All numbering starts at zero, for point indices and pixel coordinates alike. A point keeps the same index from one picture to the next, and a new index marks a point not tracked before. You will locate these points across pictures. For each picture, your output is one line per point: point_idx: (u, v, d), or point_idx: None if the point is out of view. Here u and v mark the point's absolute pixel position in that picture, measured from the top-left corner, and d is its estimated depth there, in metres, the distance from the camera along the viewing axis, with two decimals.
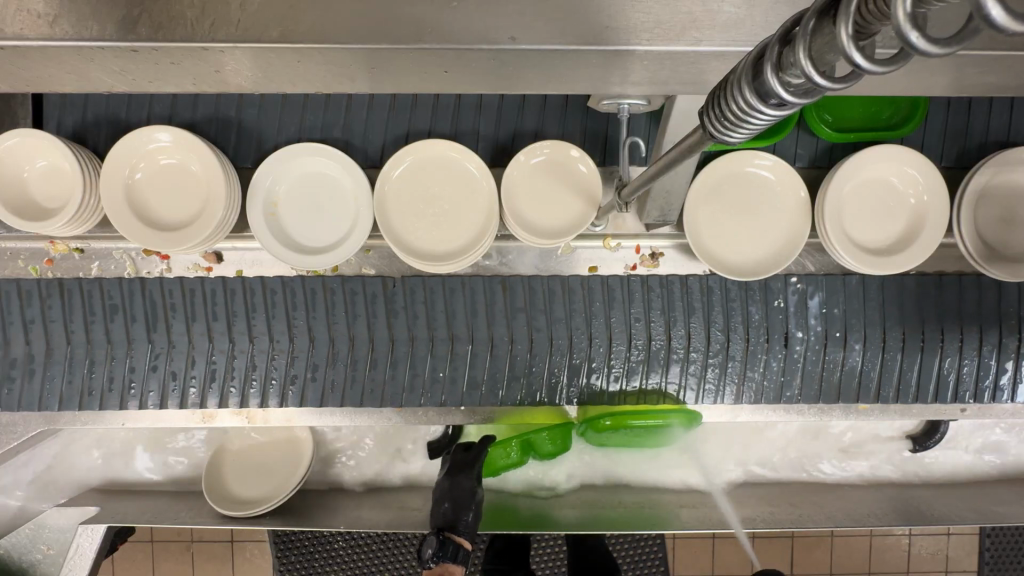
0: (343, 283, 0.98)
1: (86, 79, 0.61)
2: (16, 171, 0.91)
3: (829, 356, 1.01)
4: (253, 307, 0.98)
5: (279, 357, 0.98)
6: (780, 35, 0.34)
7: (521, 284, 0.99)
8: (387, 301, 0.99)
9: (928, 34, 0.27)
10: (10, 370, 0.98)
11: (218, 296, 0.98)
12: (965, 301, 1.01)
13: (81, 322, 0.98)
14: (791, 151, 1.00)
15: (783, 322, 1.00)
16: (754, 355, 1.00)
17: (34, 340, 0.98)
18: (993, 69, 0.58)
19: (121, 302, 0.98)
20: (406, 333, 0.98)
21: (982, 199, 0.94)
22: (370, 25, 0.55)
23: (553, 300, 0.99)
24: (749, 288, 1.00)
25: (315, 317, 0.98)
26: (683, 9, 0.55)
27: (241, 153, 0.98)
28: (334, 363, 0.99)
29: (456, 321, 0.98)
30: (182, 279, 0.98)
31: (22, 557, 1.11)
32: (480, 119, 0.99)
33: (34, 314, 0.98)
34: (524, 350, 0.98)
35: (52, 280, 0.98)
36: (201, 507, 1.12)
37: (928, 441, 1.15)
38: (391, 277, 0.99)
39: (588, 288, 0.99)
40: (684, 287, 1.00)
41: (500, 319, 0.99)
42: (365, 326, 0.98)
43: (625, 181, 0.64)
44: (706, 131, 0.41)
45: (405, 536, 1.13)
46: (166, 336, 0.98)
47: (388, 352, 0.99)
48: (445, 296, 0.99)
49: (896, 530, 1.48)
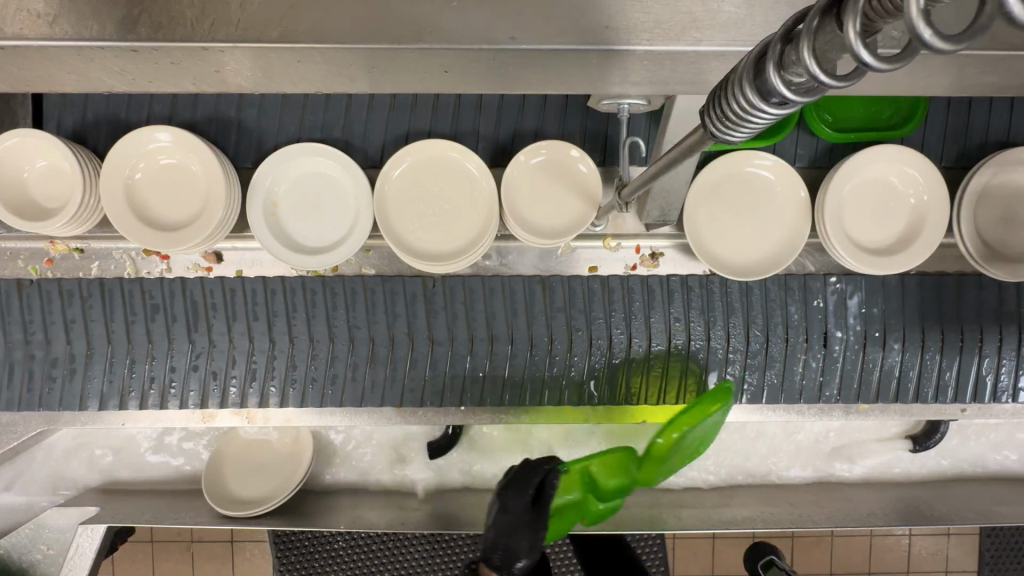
0: (383, 283, 0.99)
1: (86, 79, 0.61)
2: (16, 171, 0.92)
3: (869, 357, 1.01)
4: (295, 308, 0.98)
5: (321, 358, 0.99)
6: (781, 34, 0.34)
7: (561, 284, 0.99)
8: (427, 301, 0.99)
9: (942, 32, 0.27)
10: (52, 369, 0.99)
11: (259, 296, 0.98)
12: (970, 302, 1.01)
13: (122, 321, 0.98)
14: (791, 151, 1.00)
15: (822, 321, 1.01)
16: (793, 355, 1.01)
17: (75, 340, 0.98)
18: (993, 69, 0.57)
19: (162, 302, 0.98)
20: (447, 334, 0.99)
21: (983, 199, 0.94)
22: (370, 25, 0.55)
23: (593, 299, 0.99)
24: (789, 285, 1.00)
25: (356, 317, 0.99)
26: (683, 9, 0.55)
27: (241, 153, 0.98)
28: (374, 363, 0.99)
29: (496, 321, 0.99)
30: (222, 279, 0.98)
31: (22, 558, 1.11)
32: (480, 119, 0.99)
33: (75, 313, 0.98)
34: (563, 349, 0.99)
35: (92, 280, 0.98)
36: (201, 507, 1.12)
37: (928, 441, 1.14)
38: (431, 277, 0.99)
39: (628, 287, 0.99)
40: (723, 287, 1.00)
41: (540, 319, 0.99)
42: (405, 326, 0.99)
43: (625, 181, 0.64)
44: (706, 131, 0.41)
45: (405, 536, 1.12)
46: (208, 335, 0.98)
47: (428, 352, 0.99)
48: (485, 295, 0.99)
49: (896, 530, 1.48)
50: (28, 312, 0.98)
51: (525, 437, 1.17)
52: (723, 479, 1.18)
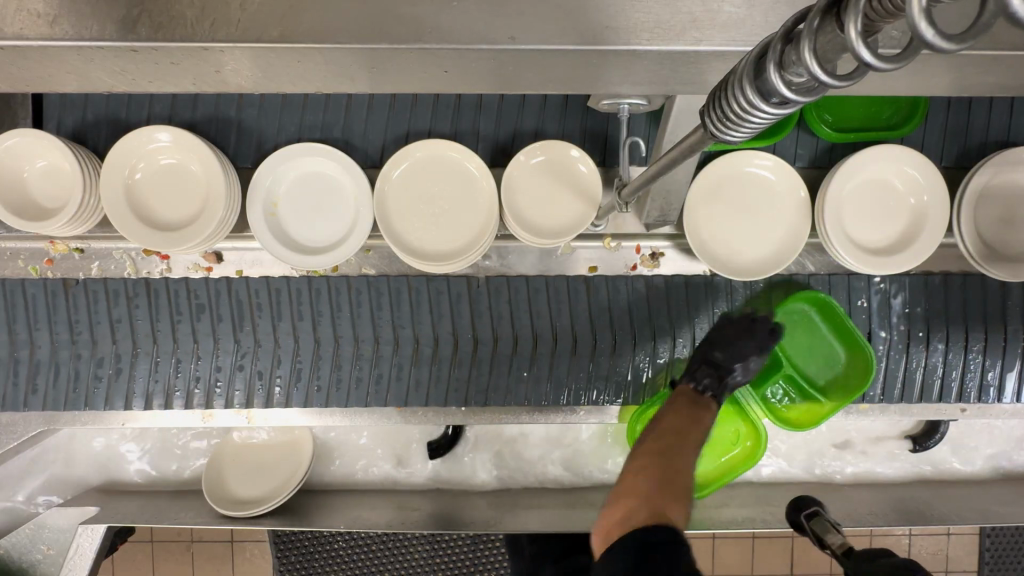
0: (427, 283, 0.98)
1: (86, 79, 0.61)
2: (16, 171, 0.91)
3: (911, 357, 1.01)
4: (339, 308, 0.98)
5: (365, 358, 0.99)
6: (782, 34, 0.34)
7: (605, 284, 0.99)
8: (472, 301, 0.99)
9: (944, 30, 0.27)
10: (98, 369, 0.98)
11: (304, 296, 0.98)
12: (970, 301, 1.01)
13: (168, 322, 0.98)
14: (791, 151, 1.00)
15: (866, 321, 1.01)
16: None
17: (120, 341, 0.98)
18: (993, 69, 0.57)
19: (208, 302, 0.97)
20: (491, 333, 0.98)
21: (984, 199, 0.94)
22: (370, 25, 0.55)
23: (637, 299, 0.99)
24: (834, 283, 1.01)
25: (400, 317, 0.98)
26: (683, 9, 0.55)
27: (241, 153, 0.98)
28: (418, 364, 0.99)
29: (541, 321, 0.98)
30: (268, 279, 0.98)
31: (22, 558, 1.11)
32: (480, 119, 0.99)
33: (121, 313, 0.97)
34: (608, 349, 0.99)
35: (139, 279, 0.97)
36: (201, 507, 1.12)
37: (928, 441, 1.14)
38: (476, 277, 0.99)
39: (672, 287, 1.00)
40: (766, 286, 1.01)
41: (583, 318, 0.99)
42: (449, 326, 0.98)
43: (625, 181, 0.64)
44: (706, 131, 0.41)
45: (405, 536, 1.12)
46: (254, 335, 0.98)
47: (473, 353, 0.99)
48: (530, 295, 0.99)
49: (896, 530, 1.48)
50: (73, 312, 0.97)
51: (527, 438, 1.16)
52: None
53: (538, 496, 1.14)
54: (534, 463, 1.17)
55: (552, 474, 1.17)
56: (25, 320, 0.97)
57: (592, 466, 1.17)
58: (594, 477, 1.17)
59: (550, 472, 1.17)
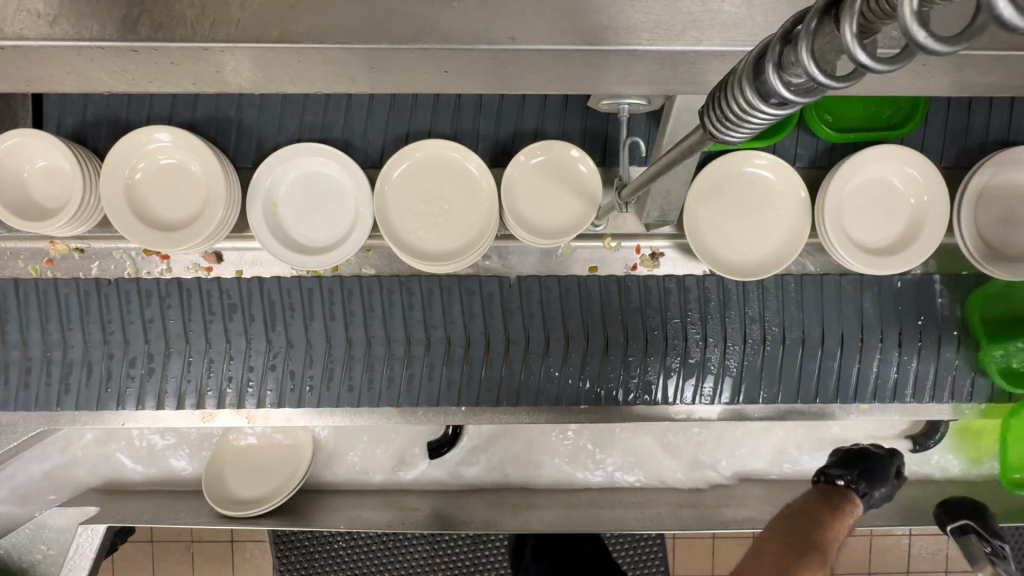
0: (459, 284, 0.98)
1: (86, 79, 0.61)
2: (16, 171, 0.91)
3: (942, 356, 1.01)
4: (371, 308, 0.98)
5: (396, 358, 0.99)
6: (780, 35, 0.34)
7: (637, 284, 0.99)
8: (504, 301, 0.99)
9: (938, 33, 0.27)
10: (130, 368, 0.98)
11: (335, 296, 0.98)
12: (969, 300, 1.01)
13: (200, 322, 0.98)
14: (790, 150, 1.01)
15: (898, 319, 1.00)
16: (869, 355, 1.01)
17: (153, 341, 0.98)
18: (992, 69, 0.57)
19: (240, 302, 0.97)
20: (523, 333, 0.99)
21: (983, 198, 0.94)
22: (369, 25, 0.55)
23: (669, 299, 0.99)
24: (866, 283, 1.00)
25: (432, 317, 0.98)
26: (683, 9, 0.55)
27: (241, 153, 0.98)
28: (450, 363, 0.99)
29: (573, 320, 0.99)
30: (299, 279, 0.98)
31: (22, 557, 1.12)
32: (480, 119, 0.99)
33: (153, 313, 0.97)
34: (639, 349, 0.99)
35: (171, 280, 0.97)
36: (201, 507, 1.12)
37: (929, 441, 1.14)
38: (507, 277, 0.99)
39: (704, 288, 0.99)
40: (798, 286, 1.00)
41: (615, 318, 0.99)
42: (481, 326, 0.99)
43: (625, 181, 0.64)
44: (706, 131, 0.41)
45: (405, 536, 1.12)
46: (285, 334, 0.98)
47: (504, 353, 0.99)
48: (562, 295, 0.99)
49: (895, 531, 1.48)
50: (106, 312, 0.97)
51: (528, 438, 1.16)
52: (724, 478, 1.17)
53: (538, 496, 1.14)
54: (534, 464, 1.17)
55: (553, 474, 1.17)
56: (57, 319, 0.97)
57: (593, 466, 1.17)
58: (595, 478, 1.17)
59: (550, 473, 1.17)
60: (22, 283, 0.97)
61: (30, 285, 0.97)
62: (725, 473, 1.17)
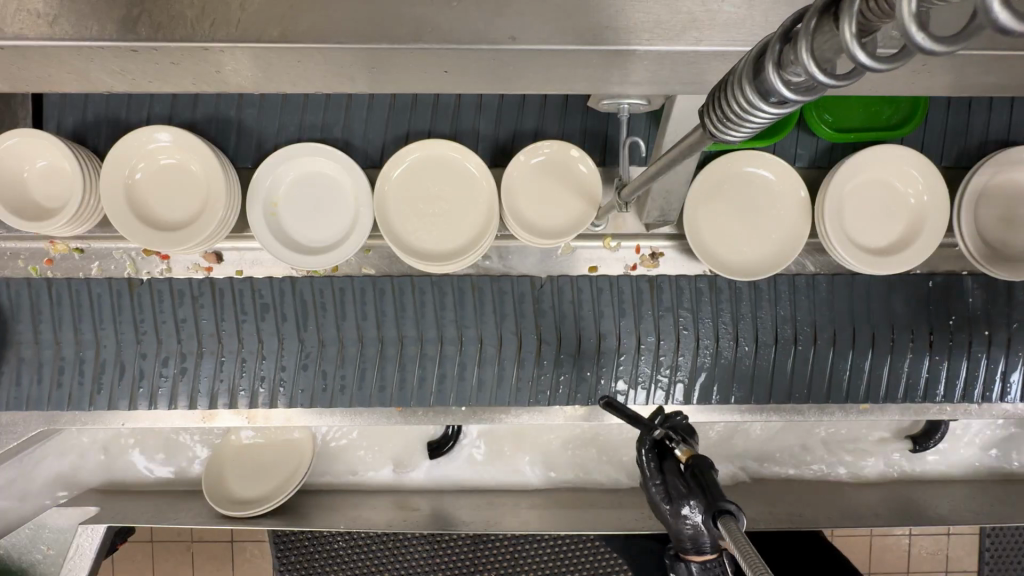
0: (491, 283, 0.99)
1: (86, 78, 0.61)
2: (16, 171, 0.91)
3: (973, 356, 1.01)
4: (403, 308, 0.99)
5: (428, 357, 0.99)
6: (780, 34, 0.34)
7: (668, 284, 1.00)
8: (535, 301, 1.00)
9: (935, 34, 0.27)
10: (163, 368, 0.99)
11: (368, 296, 0.99)
12: (972, 301, 1.01)
13: (233, 322, 0.99)
14: (790, 151, 1.01)
15: (927, 319, 1.01)
16: (899, 355, 1.01)
17: (185, 340, 0.99)
18: (993, 69, 0.57)
19: (272, 301, 0.98)
20: (555, 333, 0.99)
21: (983, 199, 0.94)
22: (369, 24, 0.55)
23: (700, 299, 1.00)
24: (894, 283, 1.01)
25: (464, 317, 0.99)
26: (683, 9, 0.55)
27: (241, 153, 0.98)
28: (482, 363, 0.99)
29: (604, 321, 0.99)
30: (332, 279, 0.99)
31: (22, 558, 1.11)
32: (480, 119, 0.99)
33: (186, 313, 0.98)
34: (670, 349, 1.00)
35: (203, 280, 0.98)
36: (200, 507, 1.11)
37: (928, 441, 1.14)
38: (538, 277, 1.00)
39: (736, 289, 1.00)
40: (829, 285, 1.01)
41: (647, 318, 1.00)
42: (513, 326, 0.99)
43: (625, 181, 0.64)
44: (705, 131, 0.41)
45: (405, 536, 1.12)
46: (317, 334, 0.99)
47: (536, 353, 1.00)
48: (593, 295, 1.00)
49: (895, 531, 1.48)
50: (138, 312, 0.98)
51: (528, 438, 1.16)
52: (723, 478, 1.17)
53: (538, 496, 1.15)
54: (533, 464, 1.17)
55: (552, 474, 1.17)
56: (90, 317, 0.98)
57: (592, 465, 1.17)
58: (594, 477, 1.17)
59: (550, 472, 1.17)
60: (54, 283, 0.98)
61: (62, 285, 0.98)
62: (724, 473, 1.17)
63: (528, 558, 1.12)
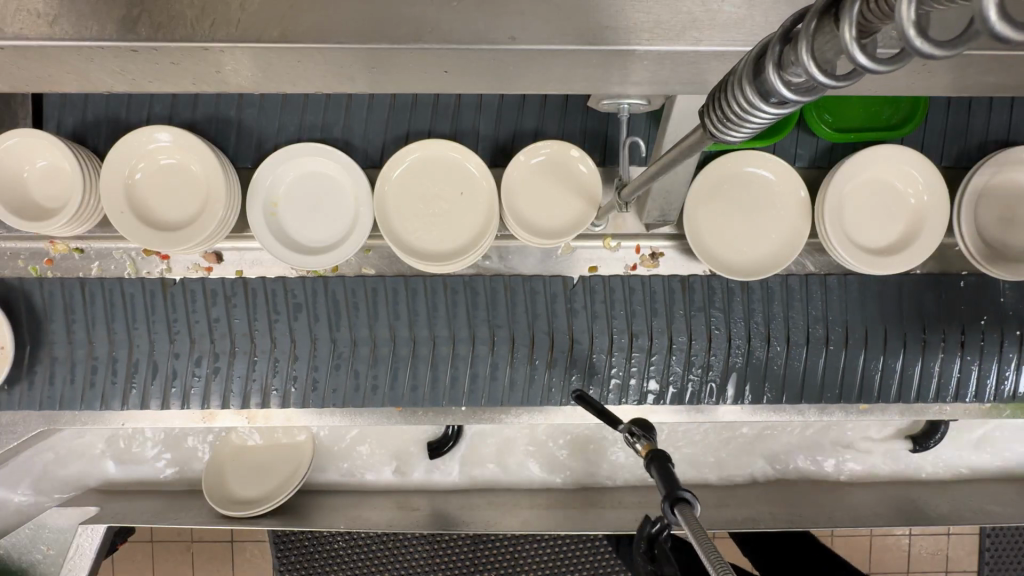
0: (524, 282, 0.99)
1: (86, 79, 0.61)
2: (16, 171, 0.91)
3: (1006, 355, 1.01)
4: (435, 308, 0.99)
5: (461, 358, 0.99)
6: (780, 34, 0.34)
7: (702, 284, 1.00)
8: (568, 301, 1.00)
9: (934, 38, 0.27)
10: (196, 368, 0.99)
11: (400, 296, 0.99)
12: (975, 300, 1.01)
13: (265, 322, 0.99)
14: (790, 151, 1.01)
15: (959, 319, 1.01)
16: (932, 354, 1.01)
17: (218, 340, 0.99)
18: (992, 69, 0.57)
19: (305, 301, 0.98)
20: (588, 333, 0.99)
21: (983, 199, 0.94)
22: (368, 23, 0.55)
23: (733, 299, 1.00)
24: (925, 283, 1.01)
25: (496, 317, 0.99)
26: (683, 9, 0.55)
27: (241, 153, 0.98)
28: (514, 363, 0.99)
29: (637, 320, 1.00)
30: (364, 279, 0.99)
31: (21, 558, 1.11)
32: (480, 119, 0.99)
33: (219, 313, 0.98)
34: (702, 349, 1.00)
35: (236, 279, 0.98)
36: (200, 507, 1.11)
37: (928, 441, 1.14)
38: (571, 278, 1.00)
39: (768, 289, 1.00)
40: (861, 283, 1.01)
41: (680, 318, 1.00)
42: (546, 325, 0.99)
43: (625, 181, 0.64)
44: (706, 131, 0.41)
45: (405, 536, 1.12)
46: (350, 334, 0.99)
47: (568, 353, 0.99)
48: (625, 295, 1.00)
49: (895, 531, 1.48)
50: (172, 311, 0.98)
51: (526, 438, 1.16)
52: (724, 478, 1.17)
53: (538, 496, 1.14)
54: (533, 463, 1.17)
55: (551, 474, 1.17)
56: (124, 318, 0.98)
57: (591, 466, 1.17)
58: (594, 476, 1.17)
59: (549, 472, 1.17)
60: (88, 283, 0.98)
61: (96, 285, 0.98)
62: (723, 473, 1.17)
63: (528, 558, 1.12)
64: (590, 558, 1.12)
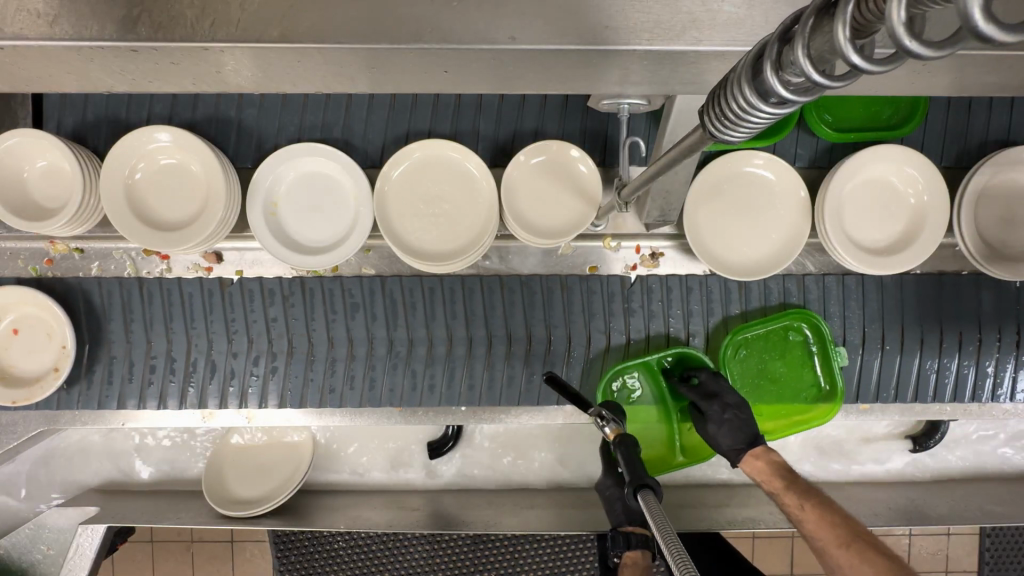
0: (581, 282, 1.00)
1: (85, 78, 0.61)
2: (16, 171, 0.91)
3: None
4: (492, 308, 0.99)
5: (516, 357, 1.00)
6: (779, 33, 0.34)
7: (757, 284, 1.01)
8: (624, 300, 1.00)
9: (922, 38, 0.28)
10: (254, 367, 0.99)
11: (456, 295, 0.99)
12: (977, 301, 1.01)
13: (322, 321, 0.99)
14: (790, 150, 1.01)
15: (1016, 320, 1.02)
16: (987, 354, 1.02)
17: (275, 340, 0.99)
18: (993, 69, 0.57)
19: (362, 301, 0.99)
20: (644, 332, 1.01)
21: (983, 199, 0.94)
22: (368, 24, 0.55)
23: (789, 298, 1.01)
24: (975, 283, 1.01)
25: (552, 317, 1.00)
26: (683, 9, 0.55)
27: (241, 153, 0.98)
28: (571, 363, 1.00)
29: (694, 321, 1.02)
30: (421, 278, 0.99)
31: (22, 558, 1.11)
32: (480, 119, 0.99)
33: (276, 313, 0.98)
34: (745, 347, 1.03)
35: (293, 279, 0.98)
36: (200, 507, 1.11)
37: (928, 441, 1.14)
38: (629, 277, 1.00)
39: (824, 285, 1.01)
40: (914, 283, 1.01)
41: (736, 319, 1.02)
42: (603, 326, 1.00)
43: (625, 181, 0.64)
44: (706, 131, 0.41)
45: (405, 536, 1.12)
46: (407, 333, 0.99)
47: (625, 351, 1.01)
48: (683, 294, 1.01)
49: (896, 530, 1.48)
50: (229, 311, 0.99)
51: (525, 437, 1.16)
52: (724, 478, 1.17)
53: (538, 496, 1.14)
54: (533, 462, 1.17)
55: (550, 473, 1.18)
56: (181, 317, 0.98)
57: (591, 465, 1.17)
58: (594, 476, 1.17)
59: (548, 471, 1.17)
60: (88, 283, 0.98)
61: (96, 285, 0.98)
62: (725, 473, 1.17)
63: (528, 558, 1.13)
64: (589, 558, 1.13)
